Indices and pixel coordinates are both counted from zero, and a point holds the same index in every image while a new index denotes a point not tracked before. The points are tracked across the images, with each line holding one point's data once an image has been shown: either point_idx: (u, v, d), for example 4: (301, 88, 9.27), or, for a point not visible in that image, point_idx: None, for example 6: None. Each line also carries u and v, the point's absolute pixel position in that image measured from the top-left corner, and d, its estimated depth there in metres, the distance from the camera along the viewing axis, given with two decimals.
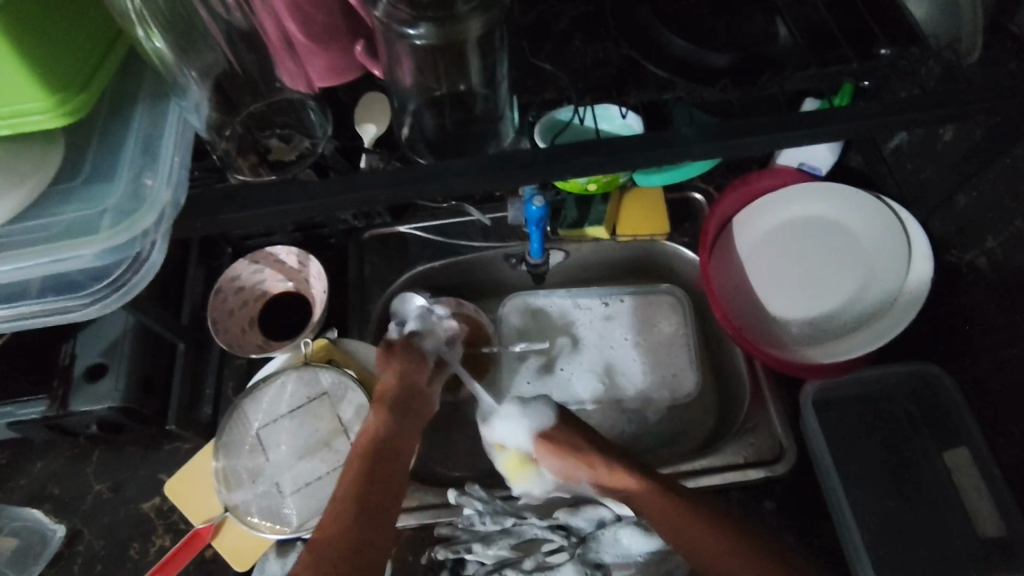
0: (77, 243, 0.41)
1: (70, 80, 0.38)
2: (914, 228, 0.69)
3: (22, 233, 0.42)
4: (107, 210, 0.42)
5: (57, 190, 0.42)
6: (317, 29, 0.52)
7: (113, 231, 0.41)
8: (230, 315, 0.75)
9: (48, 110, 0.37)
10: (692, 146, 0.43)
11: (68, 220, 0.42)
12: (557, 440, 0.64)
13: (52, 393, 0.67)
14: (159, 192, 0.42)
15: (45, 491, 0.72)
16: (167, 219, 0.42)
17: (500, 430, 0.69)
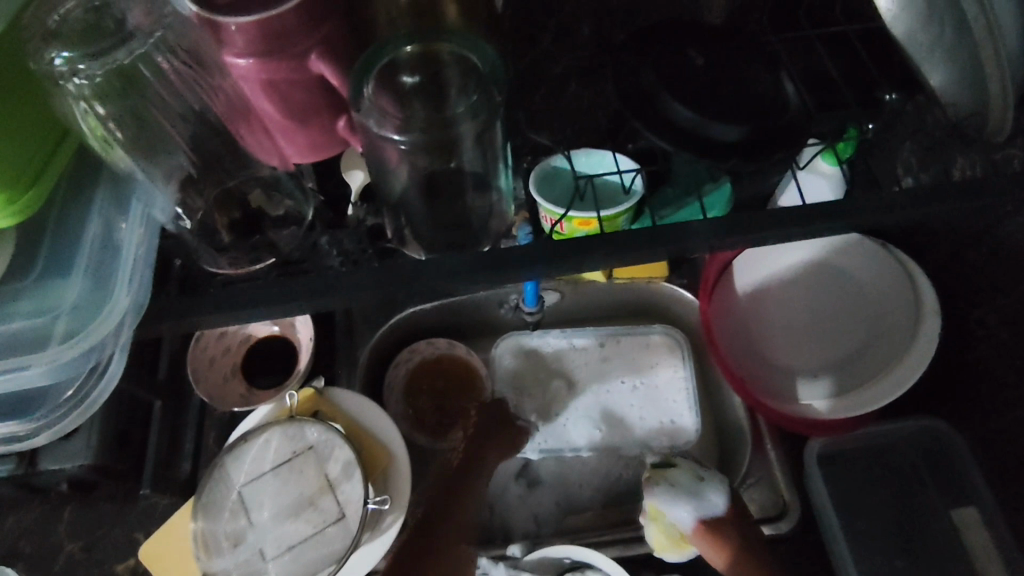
0: (24, 359, 0.38)
1: (11, 182, 0.37)
2: (922, 278, 0.67)
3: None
4: (60, 316, 0.40)
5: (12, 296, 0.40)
6: (292, 107, 0.43)
7: (68, 343, 0.38)
8: (211, 363, 0.73)
9: None
10: (698, 238, 0.41)
11: (20, 329, 0.40)
12: (724, 538, 0.59)
13: (19, 452, 0.62)
14: (119, 299, 0.39)
15: (11, 552, 0.68)
16: (126, 328, 0.39)
17: (665, 503, 0.62)
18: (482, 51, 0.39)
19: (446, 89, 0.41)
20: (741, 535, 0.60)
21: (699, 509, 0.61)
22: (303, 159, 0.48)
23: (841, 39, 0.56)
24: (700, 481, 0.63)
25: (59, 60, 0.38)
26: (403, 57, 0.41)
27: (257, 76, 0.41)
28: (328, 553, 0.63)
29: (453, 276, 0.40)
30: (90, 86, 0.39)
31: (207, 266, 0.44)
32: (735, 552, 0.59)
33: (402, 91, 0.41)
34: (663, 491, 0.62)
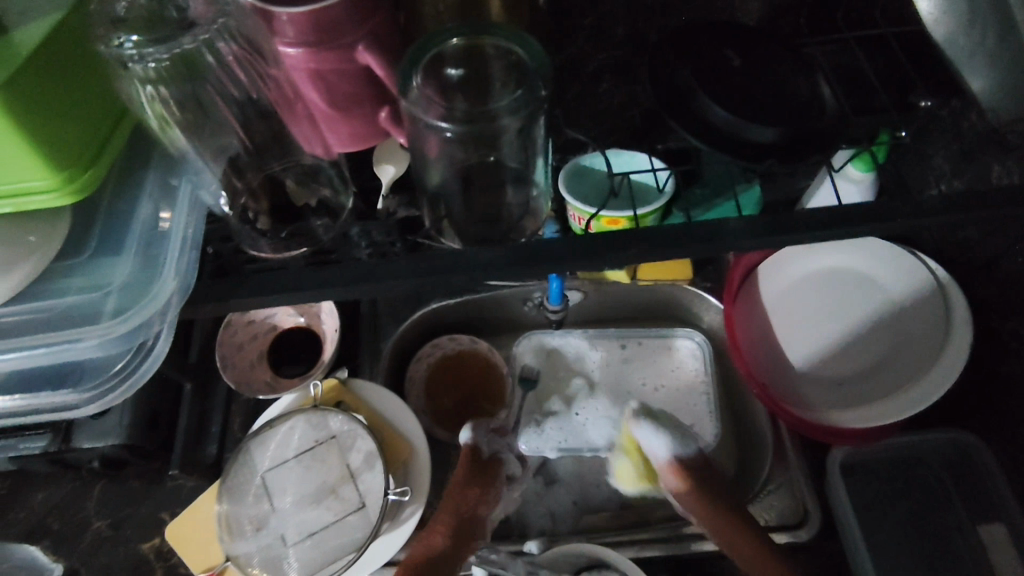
0: (78, 333, 0.39)
1: (77, 158, 0.36)
2: (953, 287, 0.66)
3: (22, 317, 0.40)
4: (111, 292, 0.41)
5: (63, 267, 0.41)
6: (340, 96, 0.44)
7: (118, 317, 0.40)
8: (239, 349, 0.75)
9: (55, 190, 0.36)
10: (733, 241, 0.41)
11: (70, 302, 0.40)
12: (698, 475, 0.64)
13: (55, 427, 0.64)
14: (166, 282, 0.40)
15: (43, 526, 0.70)
16: (173, 308, 0.40)
17: (646, 434, 0.66)
18: (528, 46, 0.40)
19: (488, 84, 0.42)
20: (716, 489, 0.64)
21: (676, 446, 0.66)
22: (345, 149, 0.49)
23: (877, 45, 0.56)
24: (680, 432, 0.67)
25: (127, 45, 0.38)
26: (449, 50, 0.42)
27: (306, 66, 0.42)
28: (348, 540, 0.64)
29: (487, 270, 0.41)
30: (151, 71, 0.40)
31: (251, 252, 0.44)
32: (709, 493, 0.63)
33: (446, 83, 0.42)
34: (640, 419, 0.67)
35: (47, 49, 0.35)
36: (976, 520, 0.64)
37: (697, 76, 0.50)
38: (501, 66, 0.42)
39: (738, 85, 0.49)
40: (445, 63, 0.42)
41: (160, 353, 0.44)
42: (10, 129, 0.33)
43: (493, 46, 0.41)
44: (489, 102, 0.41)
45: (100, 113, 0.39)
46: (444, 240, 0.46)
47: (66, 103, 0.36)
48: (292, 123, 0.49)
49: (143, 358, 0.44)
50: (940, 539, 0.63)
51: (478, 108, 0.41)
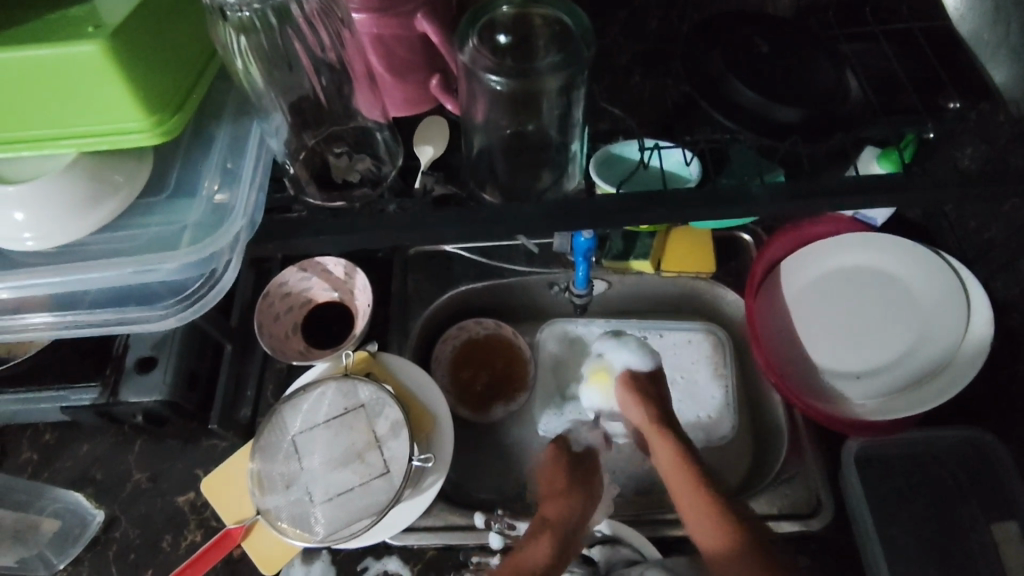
0: (161, 257, 0.42)
1: (167, 101, 0.38)
2: (976, 290, 0.68)
3: (106, 243, 0.43)
4: (188, 227, 0.43)
5: (144, 203, 0.43)
6: (394, 61, 0.50)
7: (193, 248, 0.42)
8: (276, 319, 0.78)
9: (147, 130, 0.37)
10: (758, 203, 0.44)
11: (151, 233, 0.43)
12: (644, 386, 0.68)
13: (104, 380, 0.68)
14: (235, 219, 0.43)
15: (87, 475, 0.75)
16: (241, 243, 0.43)
17: (608, 345, 0.73)
18: (576, 17, 0.45)
19: (533, 49, 0.45)
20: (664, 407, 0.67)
21: (632, 361, 0.71)
22: (400, 113, 0.54)
23: (905, 40, 0.58)
24: (638, 344, 0.73)
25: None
26: (501, 18, 0.45)
27: (369, 30, 0.48)
28: (372, 502, 0.67)
29: (523, 224, 0.45)
30: (243, 21, 0.43)
31: (308, 200, 0.48)
32: (650, 400, 0.67)
33: (495, 49, 0.44)
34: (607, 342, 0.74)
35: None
36: (990, 518, 0.64)
37: (728, 62, 0.52)
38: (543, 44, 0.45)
39: (767, 71, 0.52)
40: (496, 29, 0.45)
41: (229, 281, 0.47)
42: (113, 69, 0.35)
43: (542, 17, 0.45)
44: (531, 60, 0.44)
45: (187, 59, 0.41)
46: (486, 196, 0.49)
47: (160, 45, 0.38)
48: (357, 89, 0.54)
49: (211, 287, 0.47)
50: (953, 535, 0.64)
51: (526, 68, 0.44)
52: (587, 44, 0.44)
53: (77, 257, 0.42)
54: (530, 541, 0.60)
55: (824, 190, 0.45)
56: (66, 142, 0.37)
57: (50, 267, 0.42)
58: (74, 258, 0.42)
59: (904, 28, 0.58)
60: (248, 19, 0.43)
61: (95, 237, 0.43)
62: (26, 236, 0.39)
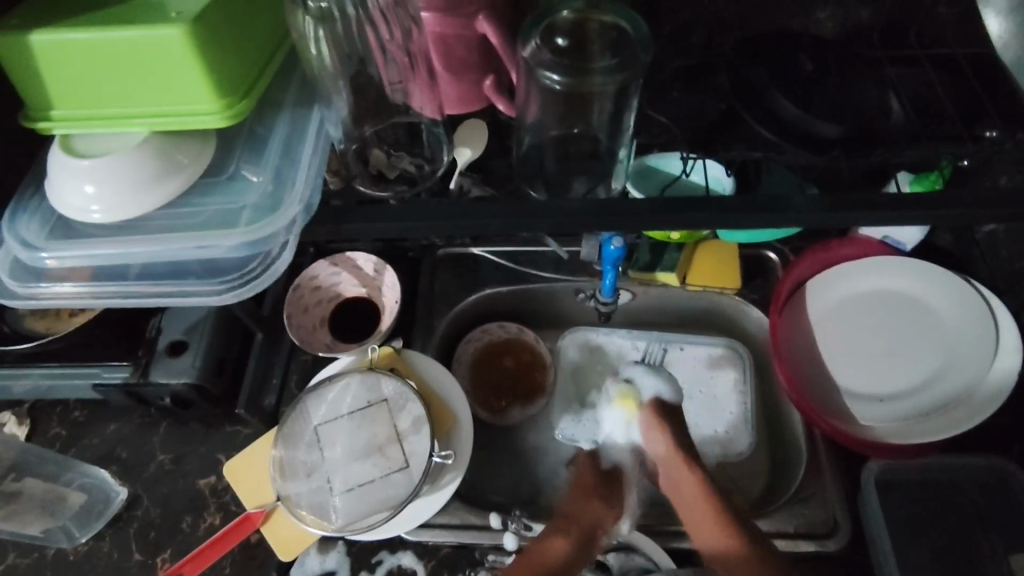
0: (218, 236, 0.43)
1: (238, 86, 0.40)
2: (1005, 319, 0.68)
3: (168, 220, 0.44)
4: (245, 208, 0.44)
5: (205, 183, 0.45)
6: (455, 61, 0.51)
7: (249, 229, 0.43)
8: (305, 311, 0.79)
9: (217, 113, 0.39)
10: (795, 217, 0.45)
11: (210, 212, 0.44)
12: (670, 416, 0.64)
13: (136, 361, 0.70)
14: (290, 203, 0.44)
15: (113, 453, 0.76)
16: (297, 226, 0.44)
17: (634, 369, 0.68)
18: (634, 23, 0.46)
19: (589, 54, 0.46)
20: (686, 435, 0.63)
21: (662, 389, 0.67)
22: (453, 110, 0.55)
23: (949, 65, 0.58)
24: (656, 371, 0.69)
25: None
26: (560, 23, 0.46)
27: (432, 29, 0.49)
28: (391, 496, 0.68)
29: (565, 224, 0.46)
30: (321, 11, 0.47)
31: (359, 189, 0.50)
32: (674, 428, 0.62)
33: (555, 51, 0.46)
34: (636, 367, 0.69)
35: None
36: (1011, 547, 0.64)
37: (773, 76, 0.53)
38: (600, 50, 0.46)
39: (810, 88, 0.52)
40: (555, 31, 0.46)
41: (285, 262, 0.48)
42: (192, 53, 0.37)
43: (600, 23, 0.46)
44: (588, 62, 0.46)
45: (258, 48, 0.43)
46: (532, 192, 0.51)
47: (236, 33, 0.40)
48: (411, 81, 0.55)
49: (265, 269, 0.48)
50: (971, 562, 0.63)
51: (570, 73, 0.45)
52: (647, 52, 0.45)
53: (139, 232, 0.44)
54: (546, 538, 0.60)
55: (860, 208, 0.45)
56: (142, 121, 0.39)
57: (113, 240, 0.44)
58: (137, 233, 0.44)
59: (949, 54, 0.58)
60: (325, 8, 0.47)
61: (158, 214, 0.44)
62: (94, 209, 0.41)
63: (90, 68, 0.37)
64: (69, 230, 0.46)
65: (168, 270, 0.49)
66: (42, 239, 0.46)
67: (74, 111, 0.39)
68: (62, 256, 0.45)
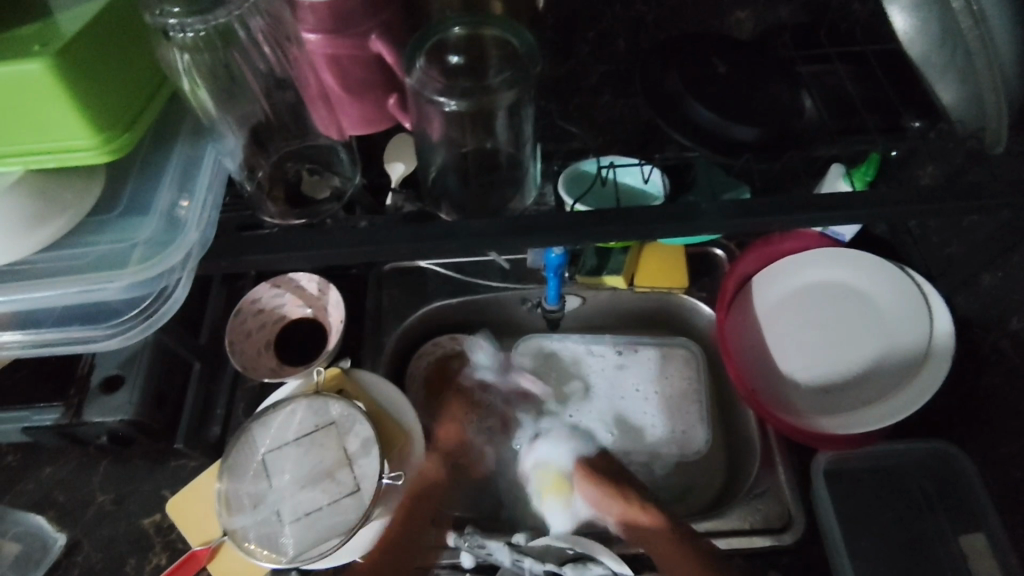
0: (110, 274, 0.41)
1: (118, 119, 0.38)
2: (938, 304, 0.69)
3: (56, 261, 0.42)
4: (138, 244, 0.43)
5: (93, 221, 0.43)
6: (353, 82, 0.48)
7: (142, 266, 0.42)
8: (248, 335, 0.77)
9: (96, 148, 0.37)
10: (716, 220, 0.45)
11: (101, 251, 0.42)
12: (600, 472, 0.71)
13: (67, 401, 0.67)
14: (187, 232, 0.43)
15: (49, 498, 0.73)
16: (193, 258, 0.43)
17: (540, 451, 0.76)
18: (522, 36, 0.45)
19: (485, 68, 0.46)
20: (616, 477, 0.71)
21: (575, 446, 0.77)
22: (354, 131, 0.52)
23: (860, 61, 0.59)
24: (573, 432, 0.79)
25: (168, 15, 0.40)
26: (452, 39, 0.45)
27: (322, 50, 0.46)
28: (341, 522, 0.66)
29: (483, 241, 0.44)
30: (190, 40, 0.43)
31: (263, 220, 0.48)
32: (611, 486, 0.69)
33: (446, 71, 0.45)
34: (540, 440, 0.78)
35: (102, 17, 0.38)
36: (958, 529, 0.65)
37: (686, 80, 0.53)
38: (497, 65, 0.46)
39: (728, 92, 0.53)
40: (446, 51, 0.45)
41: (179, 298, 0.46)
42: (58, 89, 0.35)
43: (492, 36, 0.45)
44: (487, 75, 0.45)
45: (140, 78, 0.41)
46: (441, 214, 0.48)
47: (111, 65, 0.38)
48: (310, 107, 0.53)
49: (162, 302, 0.46)
50: (919, 547, 0.64)
51: (478, 84, 0.45)
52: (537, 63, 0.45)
53: (26, 275, 0.42)
54: None
55: (781, 211, 0.46)
56: (15, 160, 0.37)
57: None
58: (21, 277, 0.42)
59: (858, 50, 0.59)
60: (195, 39, 0.43)
61: (45, 254, 0.42)
62: None
63: None
64: None
65: (75, 314, 0.48)
66: None
67: None
68: None
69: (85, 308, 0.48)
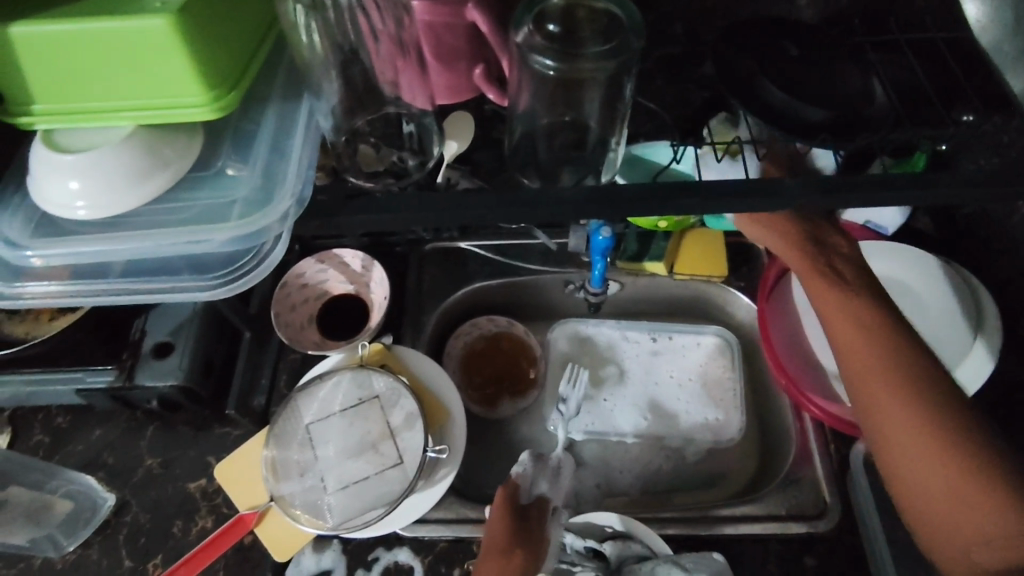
0: (212, 228, 0.43)
1: (226, 76, 0.39)
2: (984, 300, 0.69)
3: (159, 215, 0.44)
4: (237, 201, 0.44)
5: (192, 178, 0.44)
6: (443, 47, 0.52)
7: (243, 222, 0.43)
8: (293, 309, 0.78)
9: (205, 105, 0.39)
10: (789, 197, 0.45)
11: (201, 207, 0.44)
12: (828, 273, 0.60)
13: (121, 364, 0.69)
14: (284, 192, 0.44)
15: (99, 459, 0.75)
16: (289, 218, 0.44)
17: None
18: (625, 6, 0.46)
19: (580, 39, 0.46)
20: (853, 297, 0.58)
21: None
22: (443, 100, 0.57)
23: (928, 50, 0.59)
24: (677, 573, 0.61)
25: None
26: (551, 8, 0.47)
27: (421, 16, 0.51)
28: (386, 493, 0.67)
29: (555, 212, 0.45)
30: None
31: (349, 181, 0.49)
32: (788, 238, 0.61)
33: (547, 37, 0.46)
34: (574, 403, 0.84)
35: None
36: None
37: (759, 63, 0.54)
38: (592, 34, 0.46)
39: (798, 76, 0.53)
40: (546, 19, 0.47)
41: (277, 257, 0.48)
42: (174, 45, 0.36)
43: (590, 9, 0.47)
44: (576, 47, 0.46)
45: (243, 41, 0.42)
46: (525, 179, 0.52)
47: (223, 23, 0.39)
48: (399, 74, 0.55)
49: (258, 262, 0.48)
50: None
51: (568, 53, 0.46)
52: (637, 38, 0.45)
53: (131, 228, 0.43)
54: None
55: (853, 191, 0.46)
56: (128, 113, 0.39)
57: (101, 237, 0.43)
58: (127, 229, 0.43)
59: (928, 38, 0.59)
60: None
61: (148, 208, 0.44)
62: (79, 205, 0.40)
63: (70, 60, 0.36)
64: (51, 228, 0.45)
65: (164, 267, 0.49)
66: (25, 236, 0.45)
67: (52, 104, 0.38)
68: (47, 255, 0.45)
69: (181, 262, 0.49)
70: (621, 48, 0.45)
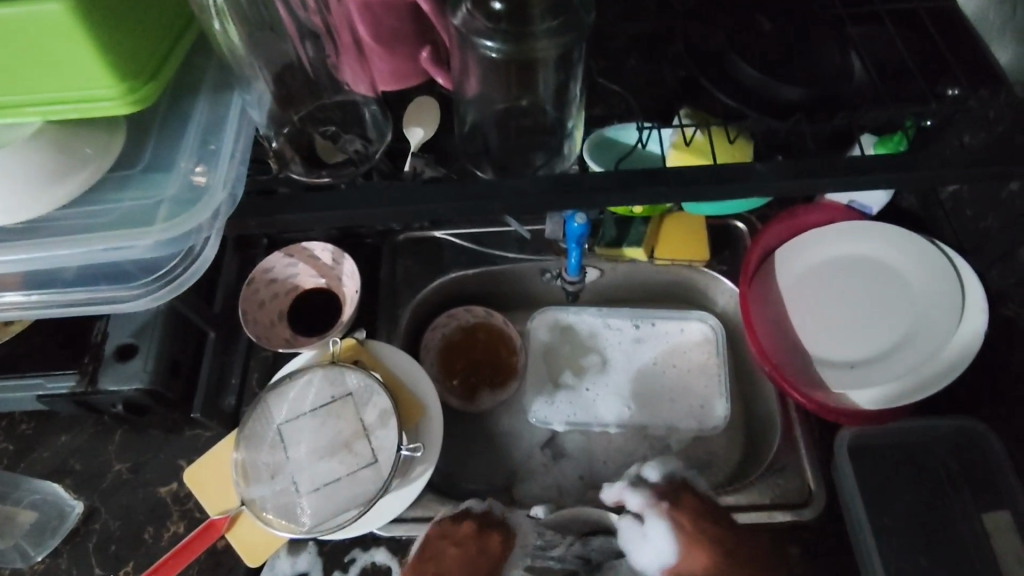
0: (138, 232, 0.40)
1: (142, 67, 0.37)
2: (971, 278, 0.67)
3: (81, 218, 0.41)
4: (164, 201, 0.42)
5: (116, 176, 0.42)
6: (384, 31, 0.49)
7: (168, 224, 0.41)
8: (261, 305, 0.75)
9: (119, 98, 0.36)
10: (762, 182, 0.43)
11: (126, 208, 0.41)
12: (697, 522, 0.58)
13: (82, 368, 0.66)
14: (216, 190, 0.42)
15: (65, 466, 0.73)
16: (221, 217, 0.42)
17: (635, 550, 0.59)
18: None
19: (530, 19, 0.44)
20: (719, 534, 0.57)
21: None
22: (388, 86, 0.53)
23: (908, 21, 0.56)
24: None
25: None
26: None
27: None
28: (359, 493, 0.65)
29: (515, 203, 0.43)
30: None
31: (295, 176, 0.47)
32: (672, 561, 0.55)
33: (491, 17, 0.44)
34: (558, 394, 0.82)
35: None
36: (981, 507, 0.64)
37: (729, 39, 0.51)
38: (542, 12, 0.43)
39: (770, 52, 0.50)
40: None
41: (208, 257, 0.46)
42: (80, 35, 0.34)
43: None
44: (528, 26, 0.43)
45: (160, 27, 0.39)
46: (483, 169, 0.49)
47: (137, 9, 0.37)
48: (341, 58, 0.53)
49: (188, 265, 0.46)
50: (940, 523, 0.63)
51: (518, 35, 0.43)
52: (590, 16, 0.43)
53: (47, 233, 0.41)
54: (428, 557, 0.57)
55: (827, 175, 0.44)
56: (32, 108, 0.36)
57: (16, 244, 0.41)
58: (45, 235, 0.41)
59: (906, 8, 0.57)
60: None
61: (65, 211, 0.41)
62: None
63: None
64: None
65: (100, 273, 0.47)
66: None
67: None
68: None
69: (115, 268, 0.47)
70: (576, 26, 0.43)
